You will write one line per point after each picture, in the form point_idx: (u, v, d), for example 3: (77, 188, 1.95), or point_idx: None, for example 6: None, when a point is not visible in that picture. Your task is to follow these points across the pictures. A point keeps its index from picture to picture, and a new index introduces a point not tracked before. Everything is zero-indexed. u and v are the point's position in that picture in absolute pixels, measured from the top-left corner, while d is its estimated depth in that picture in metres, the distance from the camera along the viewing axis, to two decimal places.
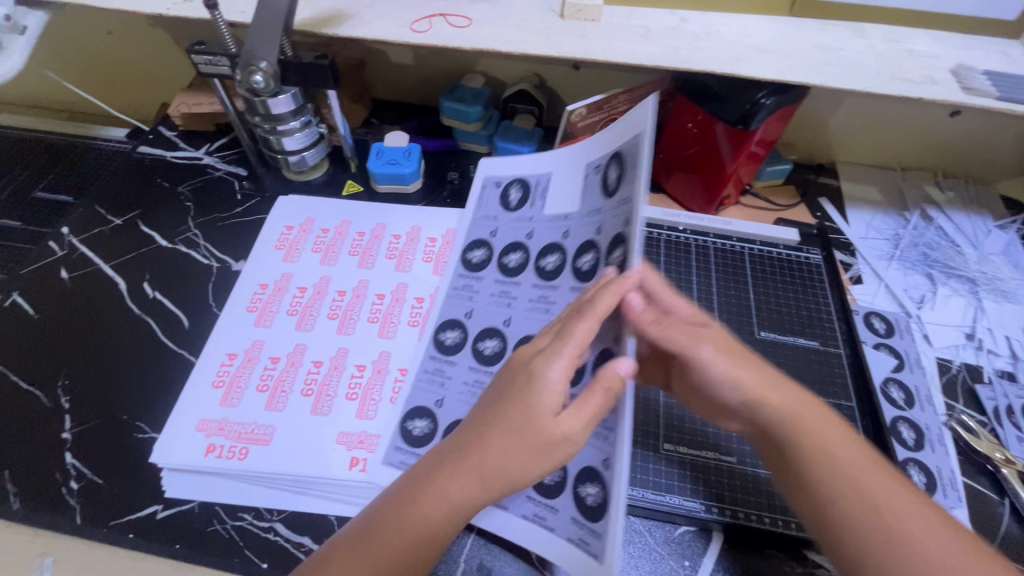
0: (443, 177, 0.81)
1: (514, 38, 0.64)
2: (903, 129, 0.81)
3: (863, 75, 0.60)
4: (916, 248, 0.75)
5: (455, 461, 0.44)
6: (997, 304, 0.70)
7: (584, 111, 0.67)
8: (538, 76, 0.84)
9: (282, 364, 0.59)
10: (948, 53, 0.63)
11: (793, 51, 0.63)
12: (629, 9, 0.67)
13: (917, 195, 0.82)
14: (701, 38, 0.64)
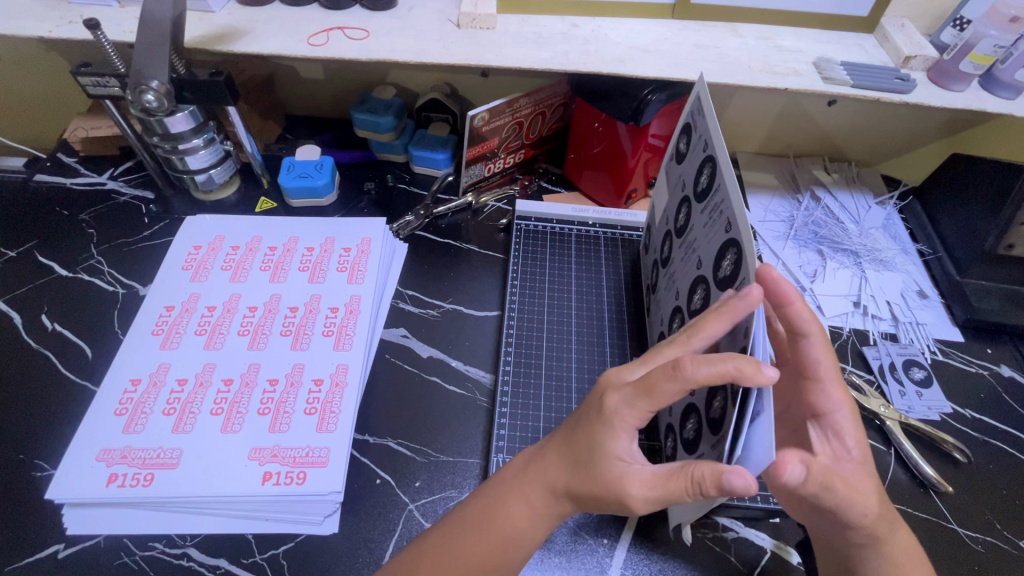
0: (360, 188, 0.82)
1: (412, 48, 0.66)
2: (790, 119, 0.88)
3: (736, 70, 0.65)
4: (807, 228, 0.81)
5: (499, 511, 0.44)
6: (877, 273, 0.76)
7: (486, 116, 0.70)
8: (448, 84, 0.86)
9: (191, 386, 0.58)
10: (811, 47, 0.69)
11: (674, 51, 0.67)
12: (522, 17, 0.71)
13: (808, 179, 0.89)
14: (591, 42, 0.68)
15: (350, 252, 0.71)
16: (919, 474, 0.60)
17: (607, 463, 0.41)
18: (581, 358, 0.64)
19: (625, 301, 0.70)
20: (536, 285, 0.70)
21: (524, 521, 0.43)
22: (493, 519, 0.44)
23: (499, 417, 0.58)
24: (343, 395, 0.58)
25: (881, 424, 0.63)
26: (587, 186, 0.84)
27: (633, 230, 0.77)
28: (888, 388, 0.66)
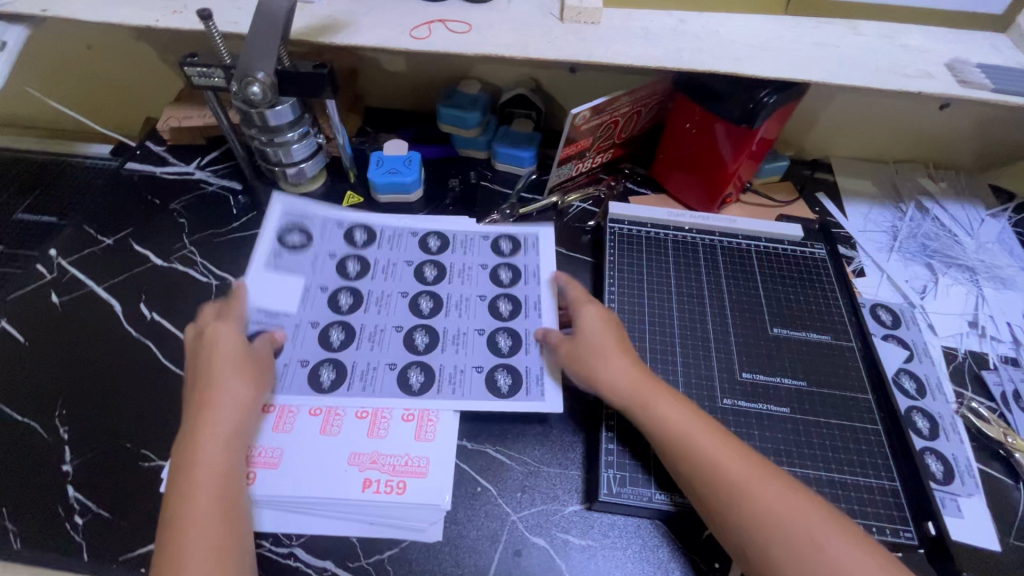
0: (444, 185, 0.80)
1: (517, 43, 0.64)
2: (894, 123, 0.83)
3: (861, 71, 0.61)
4: (914, 240, 0.76)
5: (189, 465, 0.46)
6: (997, 291, 0.71)
7: (587, 114, 0.67)
8: (533, 80, 0.85)
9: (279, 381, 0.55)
10: (940, 47, 0.65)
11: (792, 49, 0.64)
12: (627, 11, 0.68)
13: (911, 187, 0.84)
14: (701, 38, 0.65)
15: (432, 244, 0.67)
16: None
17: (223, 373, 0.50)
18: (687, 370, 0.59)
19: (730, 311, 0.63)
20: (636, 290, 0.65)
21: (214, 460, 0.46)
22: (189, 476, 0.45)
23: (605, 431, 0.55)
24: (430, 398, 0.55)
25: (1007, 455, 0.59)
26: (674, 188, 0.82)
27: (731, 237, 0.71)
28: (1013, 417, 0.61)
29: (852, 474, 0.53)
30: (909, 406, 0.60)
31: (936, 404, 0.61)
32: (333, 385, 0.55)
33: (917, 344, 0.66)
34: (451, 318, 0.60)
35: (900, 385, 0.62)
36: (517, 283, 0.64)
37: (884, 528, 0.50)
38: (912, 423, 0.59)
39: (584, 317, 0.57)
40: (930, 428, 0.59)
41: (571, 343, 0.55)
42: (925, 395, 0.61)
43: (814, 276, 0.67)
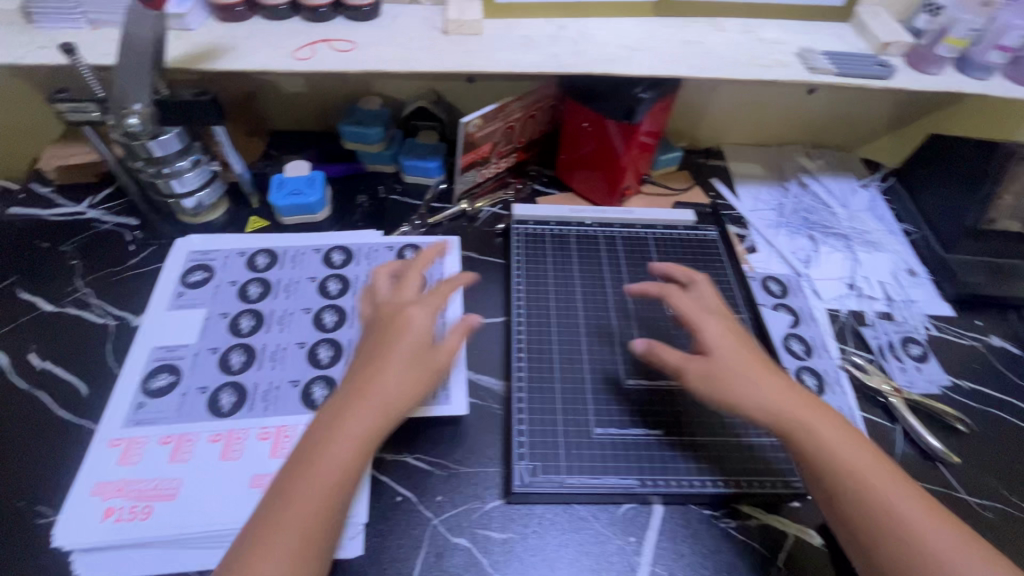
0: (352, 201, 0.80)
1: (402, 58, 0.66)
2: (772, 109, 0.90)
3: (724, 64, 0.66)
4: (797, 214, 0.83)
5: (312, 459, 0.44)
6: (870, 255, 0.78)
7: (479, 122, 0.69)
8: (435, 92, 0.86)
9: (179, 410, 0.55)
10: (792, 38, 0.71)
11: (662, 48, 0.68)
12: (508, 21, 0.71)
13: (794, 166, 0.91)
14: (578, 42, 0.68)
15: (335, 258, 0.68)
16: (926, 448, 0.61)
17: (397, 359, 0.50)
18: (592, 357, 0.62)
19: (631, 297, 0.67)
20: (541, 286, 0.68)
21: (346, 455, 0.45)
22: (310, 475, 0.44)
23: (516, 424, 0.57)
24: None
25: (885, 402, 0.64)
26: (579, 186, 0.85)
27: (630, 228, 0.74)
28: (888, 366, 0.68)
29: (746, 436, 0.58)
30: (799, 367, 0.65)
31: (821, 362, 0.66)
32: (235, 408, 0.55)
33: (803, 310, 0.71)
34: (356, 330, 0.62)
35: (790, 349, 0.67)
36: (422, 293, 0.66)
37: (774, 481, 0.56)
38: (801, 382, 0.64)
39: (711, 330, 0.55)
40: (818, 385, 0.64)
41: (692, 367, 0.53)
42: (810, 355, 0.67)
43: (708, 257, 0.72)
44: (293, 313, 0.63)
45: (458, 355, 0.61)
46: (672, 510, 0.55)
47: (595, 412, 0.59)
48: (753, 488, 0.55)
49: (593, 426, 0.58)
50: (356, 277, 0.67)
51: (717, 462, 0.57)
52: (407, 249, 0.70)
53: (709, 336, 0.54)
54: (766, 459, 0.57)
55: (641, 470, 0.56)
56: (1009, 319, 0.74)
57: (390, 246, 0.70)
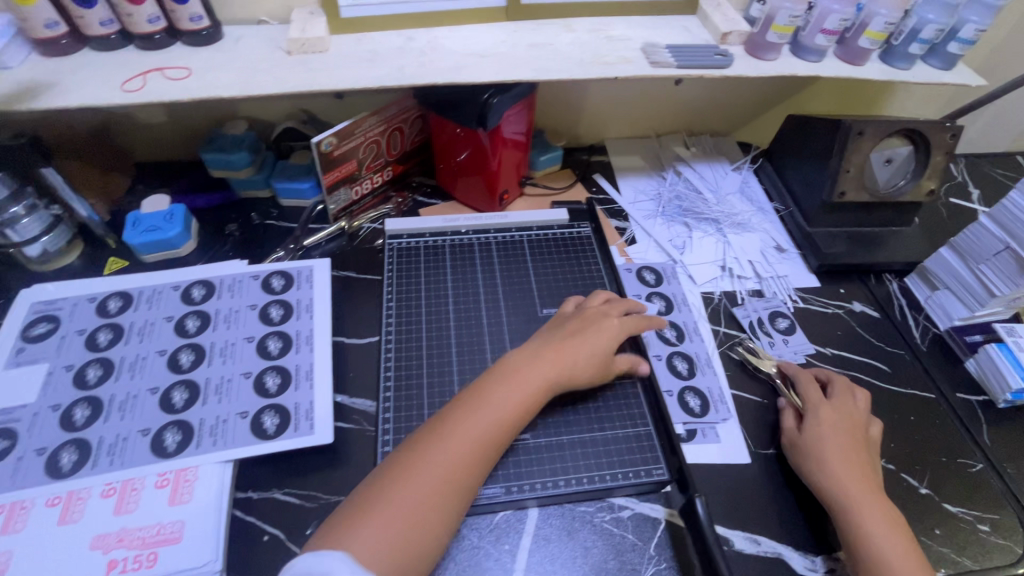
0: (222, 231, 0.77)
1: (242, 81, 0.64)
2: (646, 104, 0.92)
3: (570, 65, 0.68)
4: (672, 202, 0.86)
5: (473, 419, 0.52)
6: (737, 236, 0.82)
7: (334, 140, 0.69)
8: (304, 111, 0.84)
9: (13, 477, 0.51)
10: (639, 34, 0.73)
11: (510, 52, 0.69)
12: (356, 36, 0.70)
13: (670, 156, 0.94)
14: (427, 53, 0.68)
15: (196, 293, 0.65)
16: None
17: (580, 352, 0.58)
18: (462, 367, 0.62)
19: (502, 301, 0.68)
20: (412, 299, 0.68)
21: (490, 422, 0.52)
22: (432, 455, 0.49)
23: (381, 444, 0.56)
24: (189, 455, 0.53)
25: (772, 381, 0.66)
26: (461, 194, 0.84)
27: (506, 232, 0.76)
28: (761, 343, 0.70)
29: (611, 429, 0.59)
30: (670, 352, 0.67)
31: (693, 346, 0.68)
32: (76, 467, 0.52)
33: (676, 296, 0.73)
34: (214, 366, 0.59)
35: (662, 335, 0.69)
36: (288, 320, 0.64)
37: (638, 470, 0.57)
38: (672, 366, 0.66)
39: (821, 413, 0.59)
40: (688, 368, 0.66)
41: (792, 433, 0.59)
42: (682, 340, 0.69)
43: (581, 254, 0.74)
44: (146, 357, 0.60)
45: (324, 380, 0.60)
46: (546, 512, 0.55)
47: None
48: (618, 481, 0.56)
49: None
50: (216, 311, 0.64)
51: (584, 459, 0.57)
52: (274, 276, 0.68)
53: (816, 421, 0.58)
54: (635, 450, 0.58)
55: (508, 477, 0.55)
56: (868, 284, 0.79)
57: (255, 275, 0.68)
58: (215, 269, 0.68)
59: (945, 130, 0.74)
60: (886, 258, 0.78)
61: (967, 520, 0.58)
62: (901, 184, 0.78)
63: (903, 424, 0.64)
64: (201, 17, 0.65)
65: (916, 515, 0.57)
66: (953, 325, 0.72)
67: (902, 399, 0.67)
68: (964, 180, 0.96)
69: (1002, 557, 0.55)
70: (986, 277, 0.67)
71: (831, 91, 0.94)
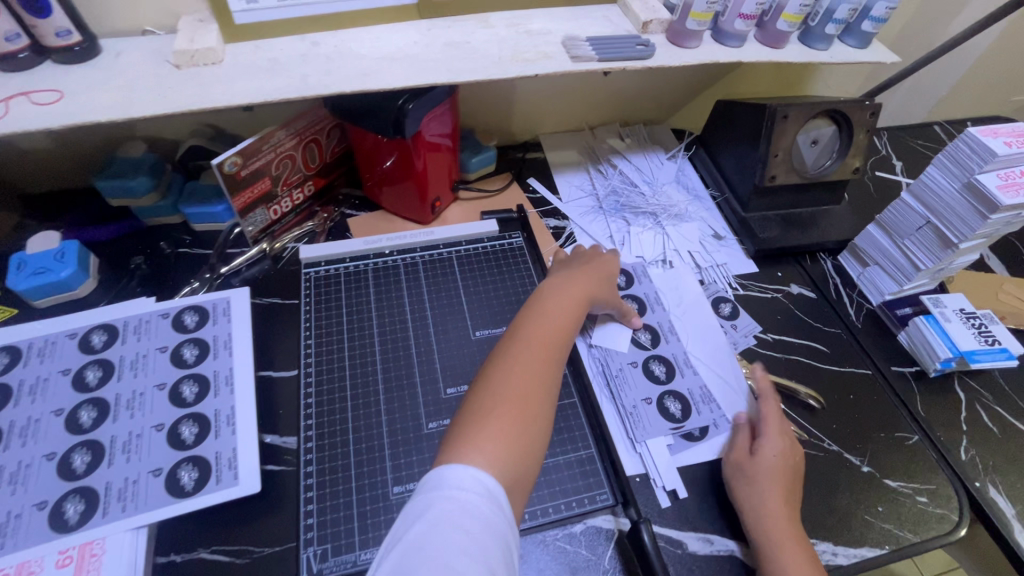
0: (127, 265, 0.71)
1: (123, 102, 0.57)
2: (577, 97, 0.90)
3: (488, 63, 0.64)
4: (610, 197, 0.85)
5: (541, 328, 0.54)
6: (675, 226, 0.82)
7: (238, 159, 0.64)
8: (210, 126, 0.77)
9: None
10: (558, 27, 0.70)
11: (423, 53, 0.64)
12: (254, 44, 0.64)
13: (605, 148, 0.92)
14: (333, 59, 0.63)
15: (96, 340, 0.59)
16: None
17: (601, 273, 0.64)
18: (390, 402, 0.58)
19: (431, 325, 0.64)
20: (334, 335, 0.63)
21: (554, 332, 0.54)
22: (518, 360, 0.50)
23: (303, 491, 0.52)
24: (93, 526, 0.48)
25: None
26: (389, 204, 0.80)
27: (433, 249, 0.72)
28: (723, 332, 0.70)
29: (552, 456, 0.55)
30: (647, 358, 0.65)
31: (670, 347, 0.67)
32: None
33: (649, 296, 0.72)
34: (121, 422, 0.54)
35: (636, 339, 0.67)
36: (204, 361, 0.59)
37: (582, 498, 0.53)
38: (650, 371, 0.64)
39: (778, 442, 0.55)
40: (667, 372, 0.64)
41: (746, 458, 0.55)
42: (656, 342, 0.67)
43: (513, 264, 0.71)
44: (40, 418, 0.53)
45: (248, 423, 0.55)
46: None
47: (391, 459, 0.54)
48: (561, 514, 0.52)
49: (390, 486, 0.53)
50: (120, 359, 0.58)
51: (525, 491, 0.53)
52: (185, 311, 0.62)
53: (769, 447, 0.55)
54: (579, 475, 0.54)
55: None
56: (804, 265, 0.80)
57: (164, 314, 0.62)
58: (117, 310, 0.62)
59: (864, 109, 0.76)
60: (819, 238, 0.79)
61: (907, 494, 0.59)
62: (827, 164, 0.79)
63: (845, 404, 0.66)
64: (69, 31, 0.58)
65: (859, 493, 0.59)
66: (885, 300, 0.74)
67: (841, 379, 0.68)
68: (886, 153, 0.99)
69: (940, 527, 0.57)
70: (911, 251, 0.69)
71: (757, 73, 0.95)
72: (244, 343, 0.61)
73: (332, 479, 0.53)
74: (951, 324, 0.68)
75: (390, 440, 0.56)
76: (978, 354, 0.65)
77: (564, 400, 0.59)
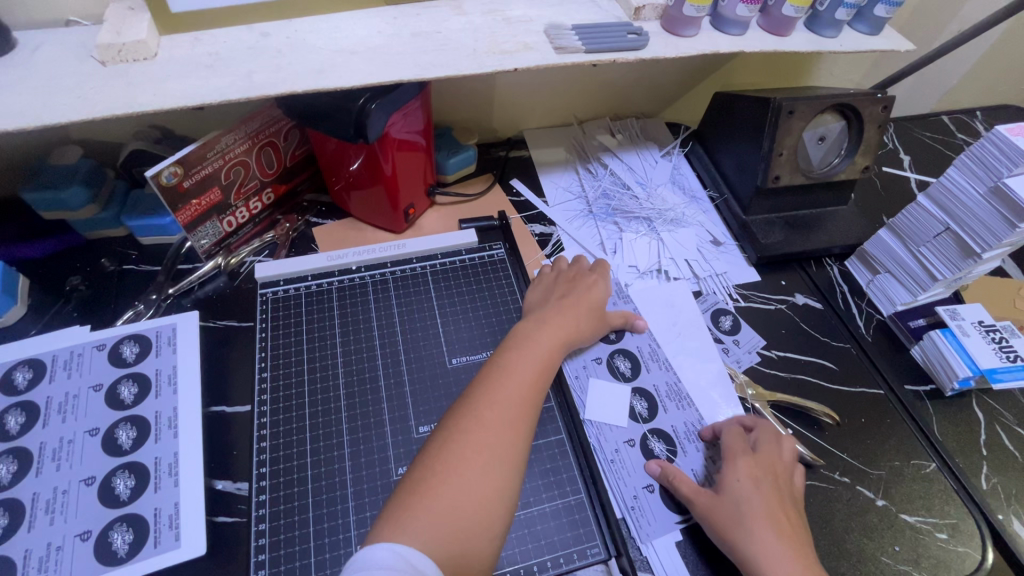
0: (63, 286, 0.63)
1: (37, 106, 0.49)
2: (565, 89, 0.83)
3: (460, 56, 0.57)
4: (600, 200, 0.78)
5: (501, 384, 0.49)
6: (671, 232, 0.75)
7: (179, 168, 0.56)
8: (155, 127, 0.69)
9: None
10: (541, 14, 0.63)
11: (388, 46, 0.57)
12: (194, 35, 0.56)
13: (595, 145, 0.85)
14: (284, 52, 0.55)
15: (19, 378, 0.52)
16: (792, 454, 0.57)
17: (582, 305, 0.58)
18: (354, 444, 0.52)
19: (403, 353, 0.58)
20: (293, 365, 0.56)
21: (521, 385, 0.49)
22: (469, 429, 0.46)
23: (254, 553, 0.46)
24: None
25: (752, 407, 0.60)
26: (359, 212, 0.73)
27: (405, 263, 0.65)
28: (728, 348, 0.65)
29: (537, 503, 0.49)
30: (643, 434, 0.55)
31: (669, 418, 0.57)
32: None
33: (643, 351, 0.62)
34: (45, 476, 0.47)
35: (631, 411, 0.57)
36: (144, 399, 0.52)
37: (570, 552, 0.47)
38: (649, 452, 0.54)
39: (741, 467, 0.49)
40: (668, 450, 0.55)
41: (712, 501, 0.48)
42: (654, 413, 0.57)
43: (493, 280, 0.65)
44: None
45: (193, 472, 0.49)
46: None
47: (355, 510, 0.48)
48: (546, 572, 0.46)
49: (353, 544, 0.47)
50: (47, 400, 0.51)
51: (507, 547, 0.47)
52: (124, 342, 0.55)
53: (733, 477, 0.49)
54: (567, 523, 0.49)
55: None
56: (809, 272, 0.74)
57: (100, 345, 0.55)
58: (45, 342, 0.55)
59: (876, 102, 0.69)
60: (826, 243, 0.74)
61: (925, 530, 0.54)
62: (834, 163, 0.73)
63: (856, 429, 0.60)
64: None
65: (874, 532, 0.54)
66: (897, 311, 0.68)
67: (852, 400, 0.62)
68: (895, 147, 0.93)
69: (962, 567, 0.52)
70: (927, 260, 0.63)
71: (758, 62, 0.88)
72: (192, 378, 0.54)
73: (286, 537, 0.47)
74: (970, 339, 0.61)
75: (354, 489, 0.49)
76: (1000, 372, 0.59)
77: (550, 437, 0.53)
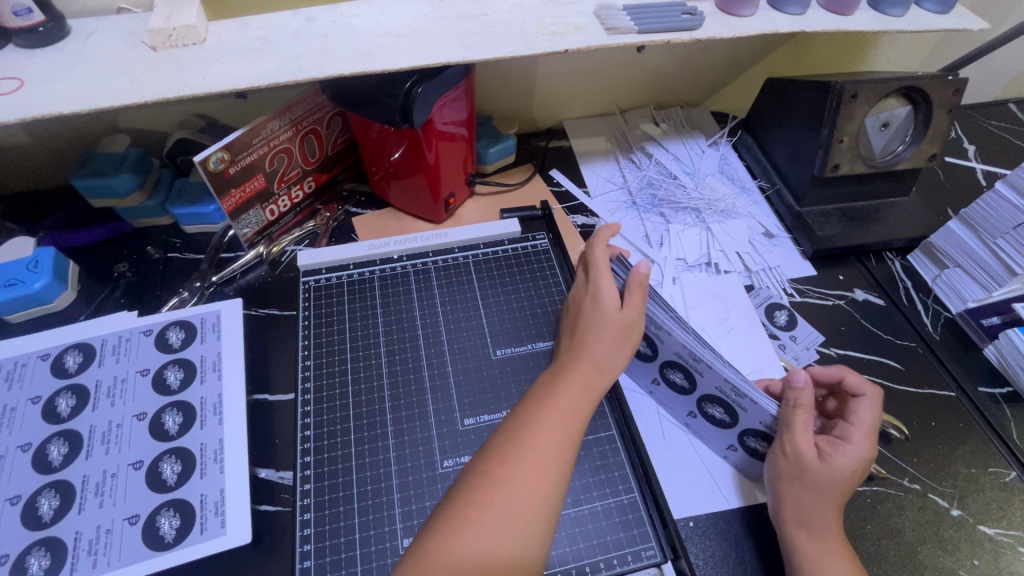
0: (110, 273, 0.64)
1: (91, 90, 0.49)
2: (608, 77, 0.80)
3: (509, 38, 0.55)
4: (644, 191, 0.76)
5: (527, 439, 0.42)
6: (721, 224, 0.72)
7: (226, 154, 0.56)
8: (201, 116, 0.69)
9: None
10: None
11: (434, 28, 0.56)
12: (242, 20, 0.56)
13: (638, 135, 0.83)
14: (331, 36, 0.54)
15: (69, 362, 0.52)
16: None
17: (606, 333, 0.48)
18: (398, 436, 0.50)
19: (446, 345, 0.56)
20: (335, 356, 0.55)
21: (549, 441, 0.42)
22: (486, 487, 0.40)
23: (298, 544, 0.45)
24: None
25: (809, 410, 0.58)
26: (398, 201, 0.72)
27: (447, 253, 0.64)
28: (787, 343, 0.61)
29: (588, 502, 0.47)
30: (698, 399, 0.51)
31: (706, 380, 0.48)
32: None
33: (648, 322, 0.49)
34: (94, 459, 0.47)
35: (671, 379, 0.52)
36: (189, 386, 0.52)
37: (624, 554, 0.45)
38: (709, 415, 0.50)
39: (861, 447, 0.45)
40: (727, 414, 0.49)
41: (814, 462, 0.44)
42: (696, 384, 0.49)
43: (537, 270, 0.63)
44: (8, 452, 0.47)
45: (238, 459, 0.48)
46: None
47: (401, 504, 0.47)
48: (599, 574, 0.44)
49: (399, 537, 0.45)
50: (95, 384, 0.51)
51: (557, 548, 0.45)
52: (169, 328, 0.55)
53: (846, 453, 0.44)
54: (620, 524, 0.46)
55: None
56: (869, 266, 0.70)
57: (147, 331, 0.55)
58: (94, 327, 0.55)
59: (947, 85, 0.65)
60: (887, 235, 0.69)
61: (1007, 545, 0.50)
62: (898, 150, 0.69)
63: (927, 434, 0.56)
64: (30, 10, 0.50)
65: (949, 545, 0.50)
66: (967, 307, 0.64)
67: (920, 402, 0.58)
68: (958, 136, 0.87)
69: None
70: (1005, 253, 0.58)
71: (812, 48, 0.84)
72: (235, 366, 0.54)
73: (332, 530, 0.45)
74: None
75: (400, 483, 0.48)
76: None
77: (601, 433, 0.51)
